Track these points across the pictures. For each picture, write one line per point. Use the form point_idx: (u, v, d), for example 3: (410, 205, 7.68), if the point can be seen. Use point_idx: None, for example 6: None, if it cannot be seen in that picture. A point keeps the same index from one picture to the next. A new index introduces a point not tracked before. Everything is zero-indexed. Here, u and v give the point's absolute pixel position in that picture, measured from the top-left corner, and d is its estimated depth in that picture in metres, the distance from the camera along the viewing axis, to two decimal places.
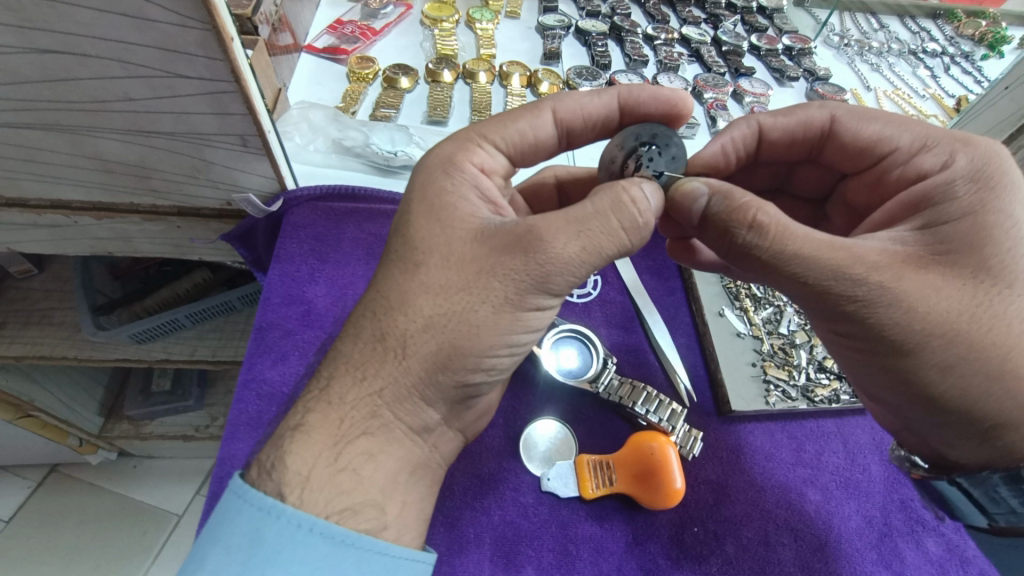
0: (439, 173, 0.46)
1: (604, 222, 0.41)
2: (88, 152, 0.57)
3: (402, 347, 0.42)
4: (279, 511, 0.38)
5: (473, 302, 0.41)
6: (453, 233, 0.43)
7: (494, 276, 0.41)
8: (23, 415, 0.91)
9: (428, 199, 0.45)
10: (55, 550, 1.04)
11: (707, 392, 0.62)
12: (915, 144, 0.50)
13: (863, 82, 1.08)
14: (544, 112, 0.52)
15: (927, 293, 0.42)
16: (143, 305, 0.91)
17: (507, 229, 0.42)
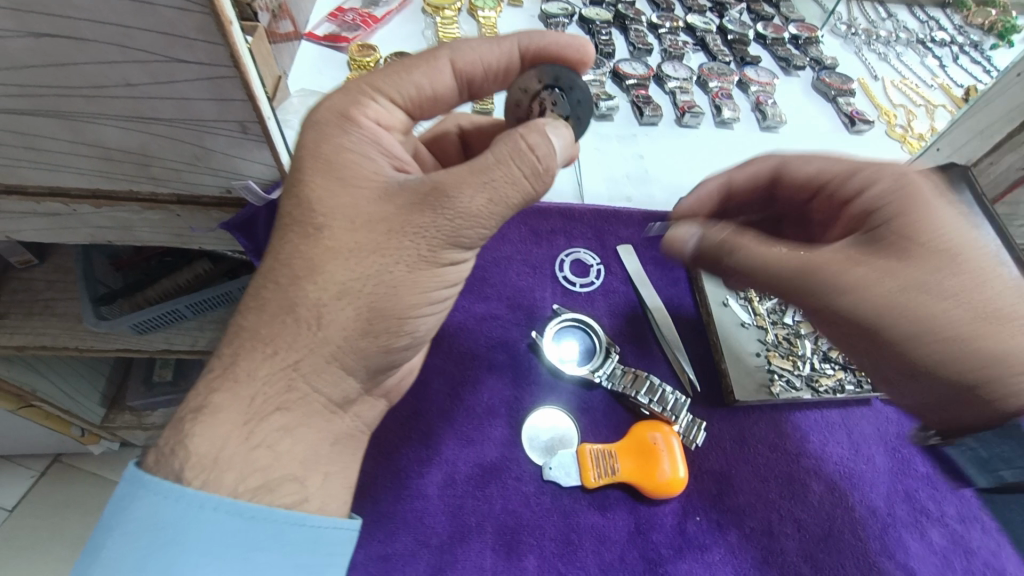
0: (339, 134, 0.46)
1: (507, 164, 0.42)
2: (87, 139, 0.56)
3: (316, 317, 0.42)
4: (177, 492, 0.39)
5: (388, 262, 0.42)
6: (355, 188, 0.44)
7: (405, 235, 0.42)
8: (26, 405, 0.91)
9: (325, 161, 0.44)
10: (60, 539, 1.04)
11: (711, 381, 0.62)
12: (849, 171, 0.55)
13: (871, 71, 1.06)
14: (442, 60, 0.49)
15: (872, 281, 0.47)
16: (144, 296, 0.90)
17: (414, 186, 0.42)
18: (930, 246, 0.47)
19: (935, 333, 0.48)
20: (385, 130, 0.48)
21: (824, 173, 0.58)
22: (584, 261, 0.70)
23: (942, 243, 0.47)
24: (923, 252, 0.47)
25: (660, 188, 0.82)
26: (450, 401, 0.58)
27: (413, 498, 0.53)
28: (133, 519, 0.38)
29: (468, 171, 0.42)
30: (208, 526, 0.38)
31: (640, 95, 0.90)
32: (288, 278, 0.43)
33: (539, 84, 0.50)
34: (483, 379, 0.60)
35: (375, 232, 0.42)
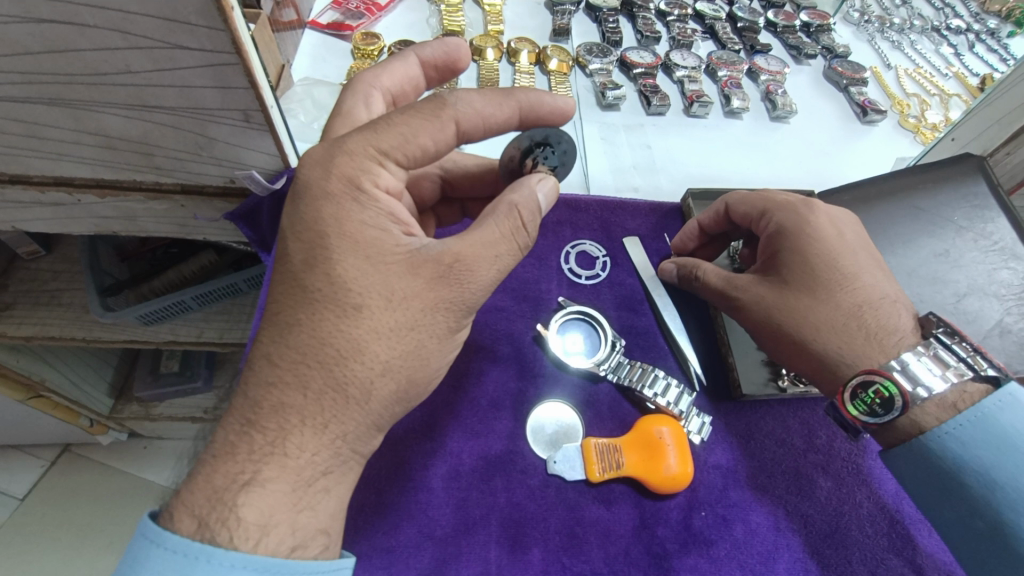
0: (352, 208, 0.41)
1: (507, 241, 0.43)
2: (90, 128, 0.56)
3: (364, 393, 0.42)
4: (207, 554, 0.37)
5: (421, 337, 0.43)
6: (384, 267, 0.41)
7: (438, 310, 0.43)
8: (35, 395, 0.92)
9: (350, 240, 0.41)
10: (70, 527, 1.06)
11: (717, 375, 0.61)
12: (757, 213, 0.58)
13: (884, 60, 1.04)
14: (445, 122, 0.42)
15: (761, 300, 0.54)
16: (150, 287, 0.90)
17: (430, 259, 0.42)
18: (827, 270, 0.52)
19: (854, 342, 0.50)
20: (395, 200, 0.44)
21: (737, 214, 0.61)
22: (591, 253, 0.69)
23: (832, 263, 0.52)
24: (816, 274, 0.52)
25: (667, 179, 0.81)
26: (455, 395, 0.58)
27: (418, 491, 0.52)
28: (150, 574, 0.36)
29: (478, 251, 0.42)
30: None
31: (647, 84, 0.88)
32: (330, 358, 0.41)
33: (529, 142, 0.47)
34: (488, 372, 0.60)
35: (415, 309, 0.42)
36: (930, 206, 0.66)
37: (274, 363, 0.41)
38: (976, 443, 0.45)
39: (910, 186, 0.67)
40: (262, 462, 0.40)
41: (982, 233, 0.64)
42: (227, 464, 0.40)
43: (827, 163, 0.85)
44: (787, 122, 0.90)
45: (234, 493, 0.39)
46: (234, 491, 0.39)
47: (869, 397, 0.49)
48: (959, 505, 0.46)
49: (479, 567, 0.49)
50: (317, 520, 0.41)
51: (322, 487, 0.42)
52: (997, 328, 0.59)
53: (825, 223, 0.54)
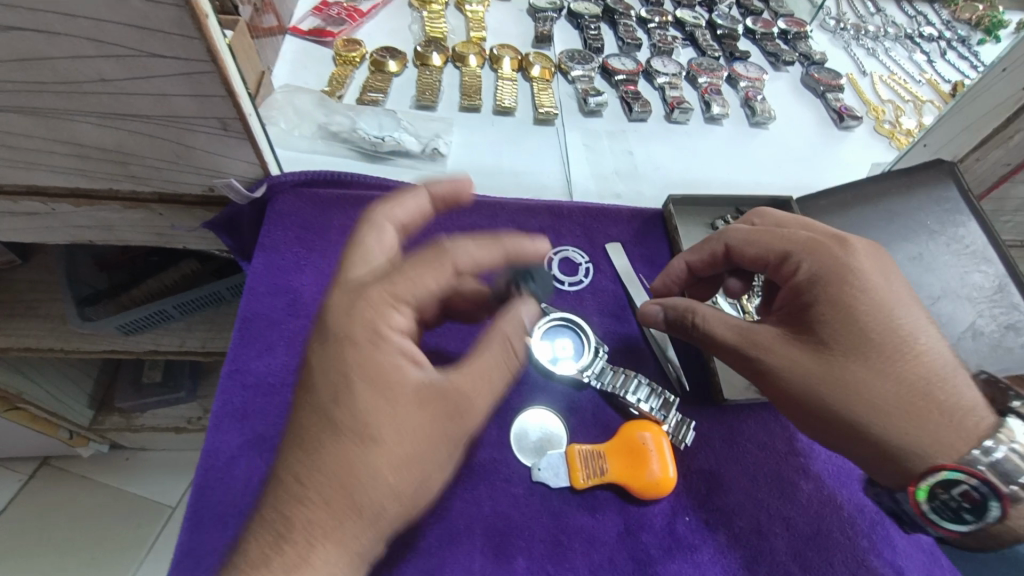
0: (379, 337, 0.42)
1: (503, 368, 0.46)
2: (62, 137, 0.55)
3: (389, 500, 0.41)
4: None
5: (430, 465, 0.43)
6: (393, 401, 0.41)
7: (443, 441, 0.43)
8: (8, 408, 0.90)
9: (369, 373, 0.41)
10: (46, 543, 1.03)
11: (701, 380, 0.61)
12: (776, 257, 0.54)
13: (859, 67, 1.06)
14: (444, 263, 0.45)
15: (797, 359, 0.50)
16: (129, 296, 0.88)
17: (434, 389, 0.43)
18: (875, 328, 0.48)
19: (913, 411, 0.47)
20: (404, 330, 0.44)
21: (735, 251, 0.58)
22: (574, 260, 0.69)
23: (885, 319, 0.49)
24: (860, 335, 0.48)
25: (649, 185, 0.81)
26: None
27: None
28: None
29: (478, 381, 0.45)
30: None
31: (629, 91, 0.89)
32: (357, 474, 0.40)
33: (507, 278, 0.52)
34: None
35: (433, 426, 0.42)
36: (905, 211, 0.67)
37: (302, 491, 0.40)
38: (1006, 502, 0.45)
39: (885, 193, 0.68)
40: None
41: (955, 237, 0.65)
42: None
43: (806, 168, 0.87)
44: (767, 127, 0.91)
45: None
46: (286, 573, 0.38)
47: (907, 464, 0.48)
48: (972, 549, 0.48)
49: None
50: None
51: None
52: (970, 330, 0.61)
53: (867, 267, 0.51)
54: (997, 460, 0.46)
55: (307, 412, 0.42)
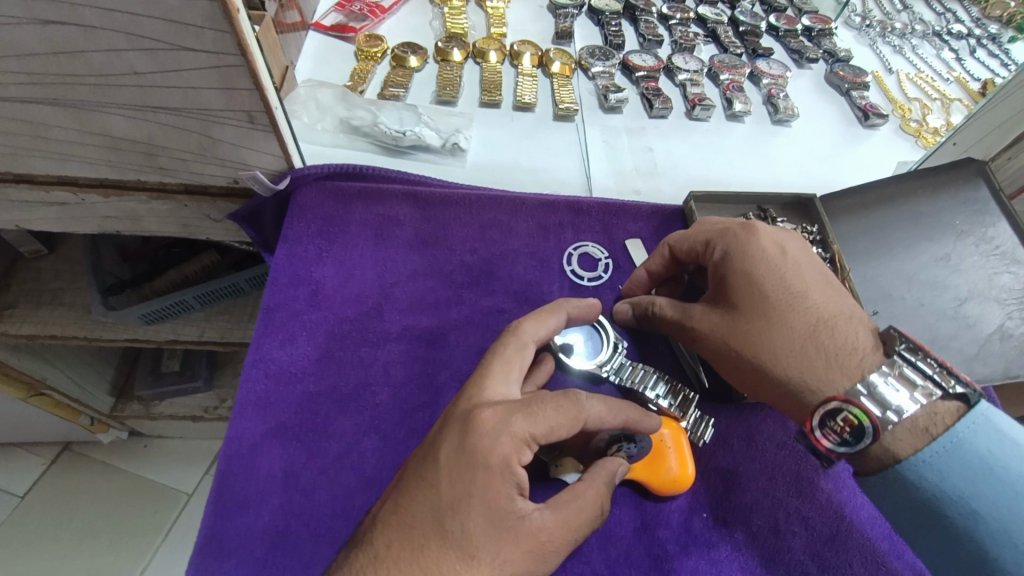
0: (519, 417, 0.43)
1: (596, 506, 0.46)
2: (95, 128, 0.56)
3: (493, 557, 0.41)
4: None
5: (527, 564, 0.42)
6: (494, 505, 0.41)
7: (540, 534, 0.42)
8: (35, 394, 0.92)
9: (470, 457, 0.42)
10: (70, 526, 1.06)
11: (720, 379, 0.61)
12: (700, 244, 0.58)
13: (885, 64, 1.05)
14: (527, 347, 0.50)
15: (718, 330, 0.54)
16: (151, 287, 0.91)
17: (536, 525, 0.42)
18: (775, 292, 0.53)
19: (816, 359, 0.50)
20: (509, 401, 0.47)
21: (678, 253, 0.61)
22: (593, 255, 0.69)
23: (780, 283, 0.53)
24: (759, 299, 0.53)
25: (669, 182, 0.81)
26: None
27: None
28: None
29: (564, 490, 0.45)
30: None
31: (649, 87, 0.89)
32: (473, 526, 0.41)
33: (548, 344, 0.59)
34: None
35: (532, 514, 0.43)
36: (931, 212, 0.66)
37: (409, 523, 0.42)
38: (956, 472, 0.43)
39: (912, 193, 0.67)
40: None
41: (983, 238, 0.64)
42: None
43: (829, 166, 0.85)
44: (789, 125, 0.90)
45: None
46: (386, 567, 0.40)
47: (838, 425, 0.47)
48: (947, 550, 0.44)
49: None
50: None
51: None
52: (998, 332, 0.60)
53: (768, 245, 0.55)
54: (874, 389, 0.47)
55: (419, 461, 0.44)
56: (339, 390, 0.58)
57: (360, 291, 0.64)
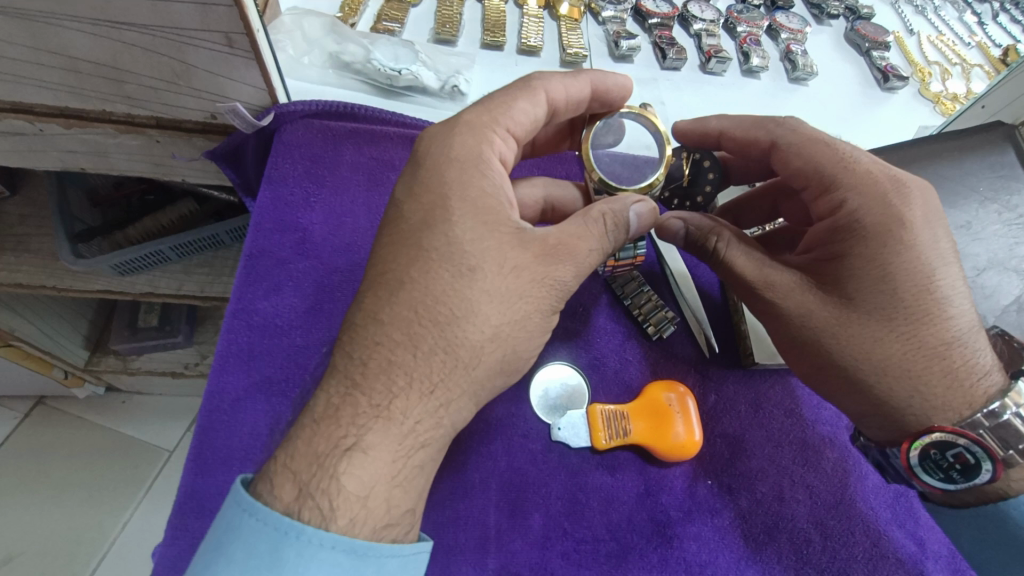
0: (478, 115, 0.47)
1: (495, 174, 0.45)
2: (50, 46, 0.49)
3: (474, 358, 0.42)
4: (297, 530, 0.35)
5: (527, 316, 0.43)
6: (495, 237, 0.43)
7: (535, 278, 0.43)
8: (4, 344, 0.87)
9: (439, 187, 0.44)
10: (45, 480, 1.02)
11: (728, 343, 0.59)
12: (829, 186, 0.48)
13: (907, 25, 0.99)
14: (537, 94, 0.49)
15: (856, 325, 0.46)
16: (125, 235, 0.84)
17: (538, 241, 0.44)
18: (911, 301, 0.45)
19: (932, 389, 0.45)
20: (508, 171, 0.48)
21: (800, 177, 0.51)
22: None
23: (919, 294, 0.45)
24: (891, 307, 0.45)
25: None
26: None
27: None
28: (244, 547, 0.35)
29: (572, 224, 0.45)
30: (315, 564, 0.35)
31: (663, 36, 0.83)
32: (442, 317, 0.41)
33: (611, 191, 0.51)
34: None
35: (511, 281, 0.42)
36: (957, 175, 0.63)
37: (410, 301, 0.41)
38: None
39: (935, 154, 0.64)
40: (365, 427, 0.38)
41: (1007, 206, 0.61)
42: (328, 427, 0.39)
43: (846, 128, 0.81)
44: (806, 84, 0.85)
45: (337, 459, 0.37)
46: (336, 456, 0.37)
47: (947, 461, 0.45)
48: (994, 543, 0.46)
49: (477, 532, 0.47)
50: (406, 501, 0.39)
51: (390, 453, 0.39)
52: (1015, 303, 0.58)
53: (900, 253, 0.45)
54: (1004, 423, 0.43)
55: (417, 203, 0.44)
56: (330, 343, 0.55)
57: (348, 239, 0.60)
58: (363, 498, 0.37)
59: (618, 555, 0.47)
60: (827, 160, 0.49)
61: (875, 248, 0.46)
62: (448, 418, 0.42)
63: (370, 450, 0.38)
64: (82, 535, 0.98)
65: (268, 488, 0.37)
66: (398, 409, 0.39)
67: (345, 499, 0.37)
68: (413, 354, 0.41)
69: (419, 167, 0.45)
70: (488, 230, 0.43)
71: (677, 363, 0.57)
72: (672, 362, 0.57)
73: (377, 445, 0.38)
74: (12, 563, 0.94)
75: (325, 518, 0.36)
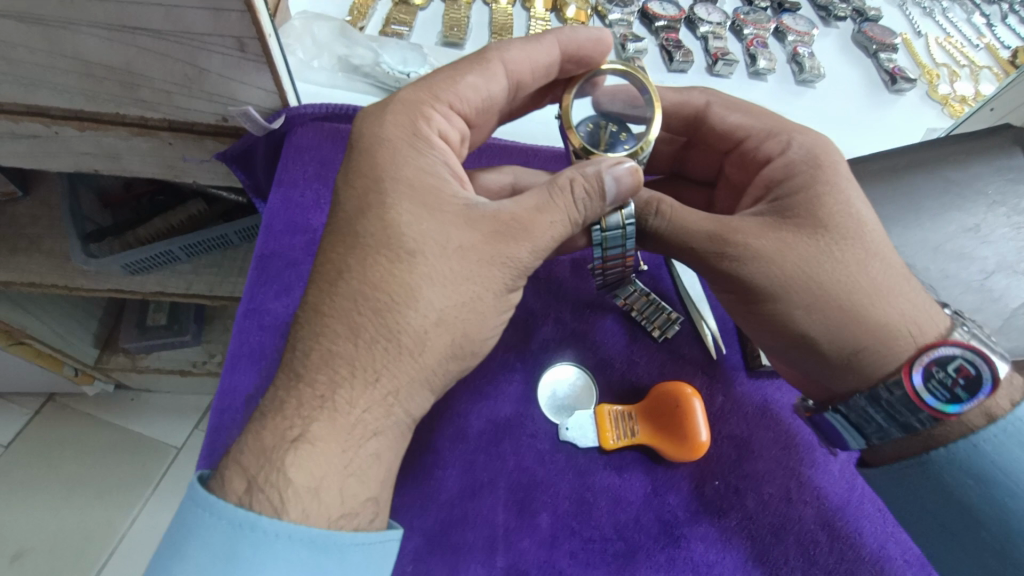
0: (423, 91, 0.49)
1: (432, 147, 0.47)
2: (67, 50, 0.50)
3: (418, 344, 0.43)
4: (251, 523, 0.36)
5: (475, 296, 0.44)
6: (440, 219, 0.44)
7: (491, 263, 0.44)
8: (16, 343, 0.88)
9: (381, 160, 0.45)
10: (56, 477, 1.03)
11: (735, 345, 0.59)
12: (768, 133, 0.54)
13: (914, 27, 0.99)
14: (490, 68, 0.51)
15: (815, 256, 0.46)
16: (135, 236, 0.86)
17: (488, 216, 0.44)
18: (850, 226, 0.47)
19: (886, 312, 0.46)
20: (453, 147, 0.49)
21: (738, 133, 0.56)
22: None
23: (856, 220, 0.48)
24: (851, 231, 0.47)
25: None
26: None
27: (424, 453, 0.50)
28: (199, 540, 0.37)
29: (533, 198, 0.45)
30: (272, 555, 0.36)
31: (670, 38, 0.83)
32: (382, 304, 0.42)
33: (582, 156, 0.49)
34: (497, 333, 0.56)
35: (457, 264, 0.43)
36: (965, 178, 0.63)
37: (348, 289, 0.43)
38: None
39: (943, 157, 0.64)
40: (311, 418, 0.40)
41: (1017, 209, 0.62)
42: (277, 420, 0.40)
43: (854, 130, 0.81)
44: (813, 87, 0.85)
45: (286, 451, 0.39)
46: (283, 450, 0.39)
47: (948, 377, 0.44)
48: None
49: (486, 531, 0.47)
50: (366, 490, 0.40)
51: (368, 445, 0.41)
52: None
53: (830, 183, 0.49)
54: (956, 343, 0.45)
55: (361, 188, 0.45)
56: None
57: None
58: (315, 490, 0.38)
59: (625, 556, 0.48)
60: (758, 121, 0.56)
61: (825, 178, 0.48)
62: (399, 406, 0.42)
63: (316, 442, 0.39)
64: (92, 532, 0.99)
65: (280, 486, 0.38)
66: (342, 399, 0.40)
67: (297, 490, 0.38)
68: (353, 342, 0.42)
69: (355, 151, 0.47)
70: (427, 211, 0.44)
71: (683, 364, 0.57)
72: (680, 363, 0.58)
73: (324, 437, 0.39)
74: (23, 558, 0.96)
75: (280, 509, 0.37)
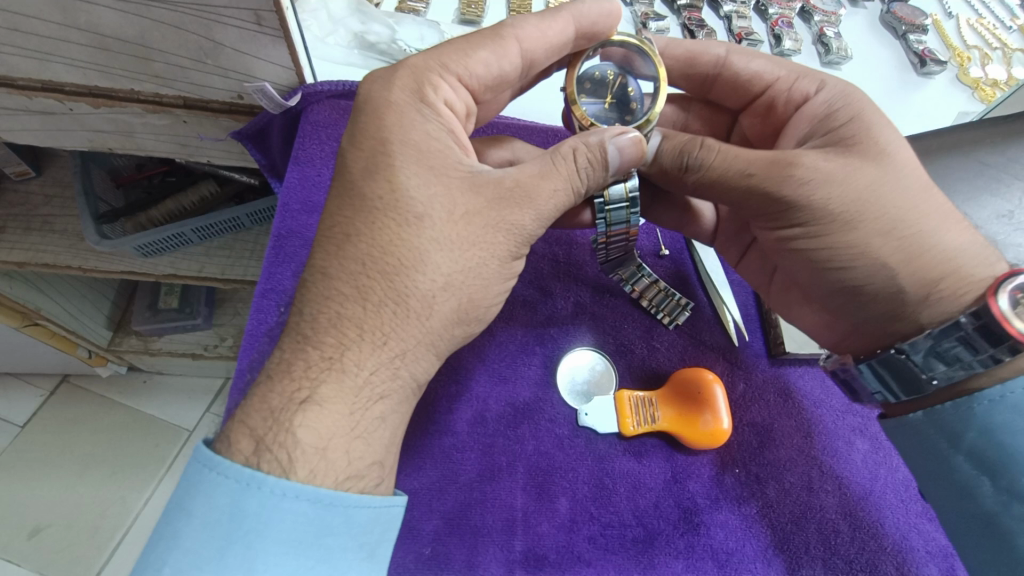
0: (431, 59, 0.47)
1: (436, 118, 0.45)
2: (80, 23, 0.49)
3: (425, 308, 0.43)
4: (258, 481, 0.36)
5: (481, 263, 0.44)
6: (445, 183, 0.43)
7: (498, 227, 0.44)
8: (30, 323, 0.88)
9: (385, 126, 0.44)
10: (70, 456, 1.04)
11: (758, 333, 0.59)
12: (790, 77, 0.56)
13: (944, 8, 0.96)
14: (507, 43, 0.49)
15: (875, 186, 0.45)
16: (148, 216, 0.86)
17: (492, 181, 0.44)
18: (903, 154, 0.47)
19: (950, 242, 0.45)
20: (457, 117, 0.48)
21: (764, 78, 0.57)
22: None
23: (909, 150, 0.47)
24: (910, 159, 0.46)
25: None
26: (481, 339, 0.54)
27: (441, 435, 0.50)
28: (205, 498, 0.36)
29: (535, 165, 0.44)
30: (280, 512, 0.36)
31: (692, 17, 0.80)
32: (390, 268, 0.42)
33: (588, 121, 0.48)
34: (514, 315, 0.56)
35: (463, 231, 0.43)
36: (1002, 163, 0.61)
37: (353, 251, 0.42)
38: None
39: (976, 142, 0.62)
40: (321, 379, 0.39)
41: None
42: (285, 381, 0.40)
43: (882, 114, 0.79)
44: (839, 68, 0.83)
45: (294, 412, 0.38)
46: (292, 410, 0.38)
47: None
48: None
49: (504, 514, 0.47)
50: (372, 453, 0.40)
51: (379, 413, 0.41)
52: None
53: (875, 117, 0.48)
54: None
55: (367, 151, 0.44)
56: None
57: None
58: (323, 450, 0.38)
59: (644, 541, 0.47)
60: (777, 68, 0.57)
61: (870, 110, 0.49)
62: (406, 368, 0.42)
63: (326, 403, 0.39)
64: (107, 510, 1.00)
65: (302, 462, 0.37)
66: (351, 360, 0.40)
67: (304, 452, 0.37)
68: (363, 305, 0.41)
69: (365, 114, 0.46)
70: (435, 174, 0.44)
71: (705, 350, 0.57)
72: (701, 349, 0.57)
73: (332, 398, 0.39)
74: (40, 534, 0.97)
75: (287, 470, 0.37)
